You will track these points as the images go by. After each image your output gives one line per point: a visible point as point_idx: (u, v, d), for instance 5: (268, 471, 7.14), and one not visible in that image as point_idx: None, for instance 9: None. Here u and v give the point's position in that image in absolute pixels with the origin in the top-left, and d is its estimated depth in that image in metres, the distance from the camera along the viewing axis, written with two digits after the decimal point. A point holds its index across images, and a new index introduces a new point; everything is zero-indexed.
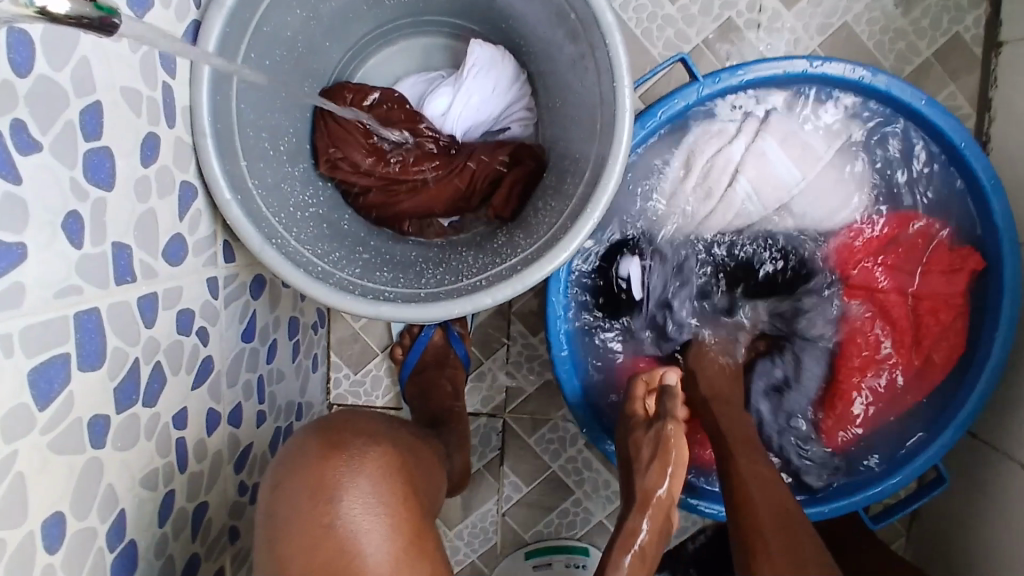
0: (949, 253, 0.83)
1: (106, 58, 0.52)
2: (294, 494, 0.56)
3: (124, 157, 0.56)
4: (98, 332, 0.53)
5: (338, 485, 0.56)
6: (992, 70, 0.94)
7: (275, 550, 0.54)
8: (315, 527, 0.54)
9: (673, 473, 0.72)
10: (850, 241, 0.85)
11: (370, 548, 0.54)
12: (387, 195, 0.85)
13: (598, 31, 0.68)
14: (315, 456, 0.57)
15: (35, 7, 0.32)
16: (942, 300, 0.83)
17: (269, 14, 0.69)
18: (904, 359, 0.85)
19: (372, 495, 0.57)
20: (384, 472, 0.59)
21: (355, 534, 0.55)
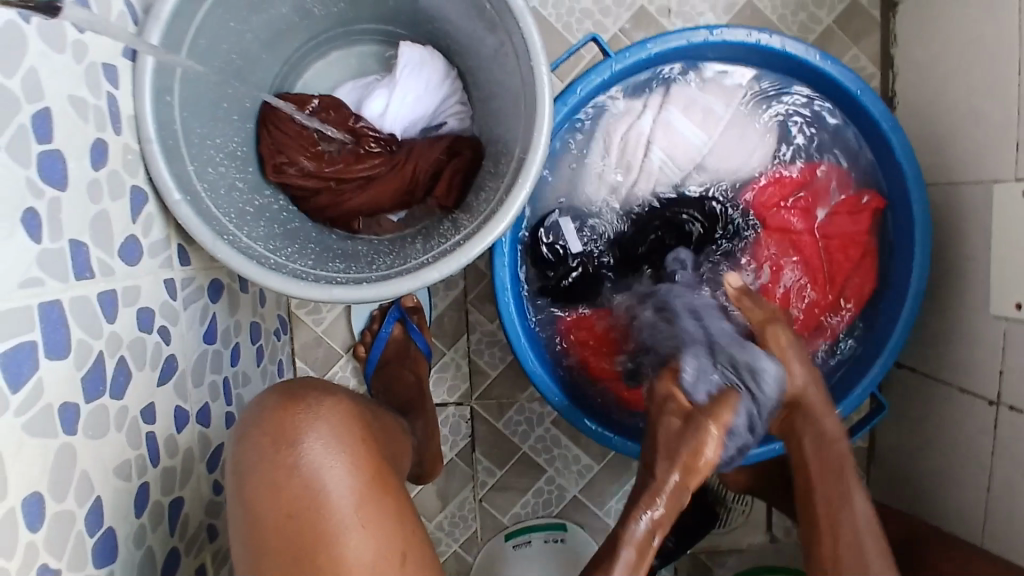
0: (852, 198, 0.90)
1: (54, 69, 0.56)
2: (256, 446, 0.59)
3: (75, 160, 0.59)
4: (62, 323, 0.56)
5: (298, 430, 0.59)
6: (888, 30, 1.02)
7: (243, 497, 0.58)
8: (280, 472, 0.58)
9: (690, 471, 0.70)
10: (761, 188, 0.90)
11: (335, 484, 0.58)
12: (336, 195, 0.89)
13: (512, 16, 0.74)
14: (274, 408, 0.61)
15: None
16: (851, 237, 0.90)
17: (204, 27, 0.74)
18: (821, 298, 0.91)
19: (332, 437, 0.60)
20: (343, 418, 0.62)
21: (317, 471, 0.58)
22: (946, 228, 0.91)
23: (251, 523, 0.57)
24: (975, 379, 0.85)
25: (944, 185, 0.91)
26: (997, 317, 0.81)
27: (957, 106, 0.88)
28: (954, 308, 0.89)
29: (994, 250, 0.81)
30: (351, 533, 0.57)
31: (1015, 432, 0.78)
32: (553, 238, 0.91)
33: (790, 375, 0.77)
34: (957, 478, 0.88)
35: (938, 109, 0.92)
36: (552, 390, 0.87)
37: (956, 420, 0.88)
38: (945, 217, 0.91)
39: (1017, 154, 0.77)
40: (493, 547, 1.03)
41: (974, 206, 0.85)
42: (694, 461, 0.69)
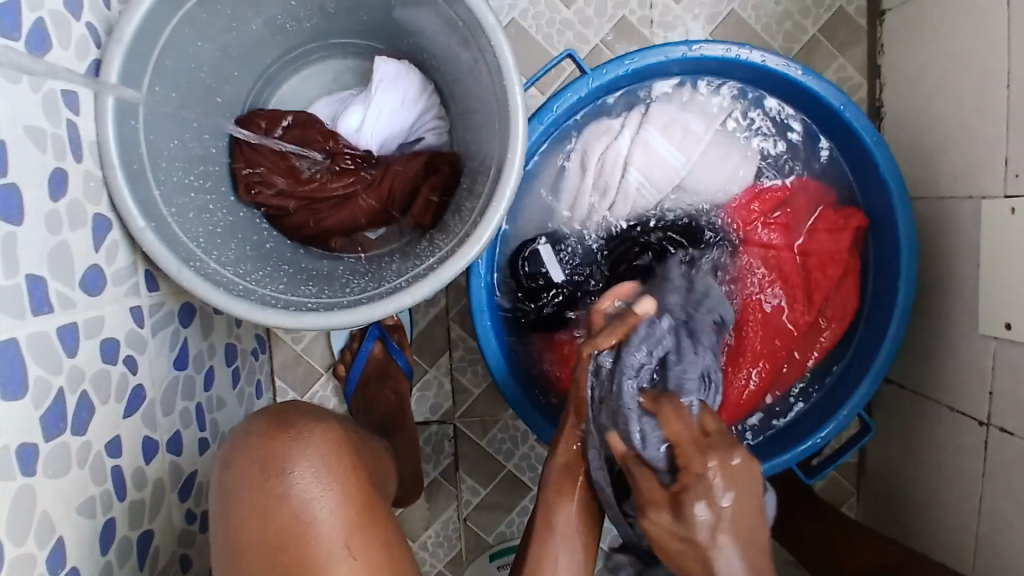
0: (833, 214, 0.88)
1: (10, 99, 0.54)
2: (245, 473, 0.57)
3: (32, 192, 0.57)
4: (19, 362, 0.54)
5: (288, 458, 0.57)
6: (874, 40, 1.01)
7: (231, 526, 0.56)
8: (268, 501, 0.56)
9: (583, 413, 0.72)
10: (742, 206, 0.88)
11: (322, 514, 0.56)
12: (311, 214, 0.87)
13: (484, 34, 0.72)
14: (262, 434, 0.59)
15: None
16: (829, 256, 0.87)
17: (171, 47, 0.72)
18: (800, 318, 0.88)
19: (323, 464, 0.58)
20: (334, 443, 0.60)
21: (306, 503, 0.56)
22: (935, 242, 0.89)
23: (238, 553, 0.55)
24: (965, 398, 0.83)
25: (931, 199, 0.89)
26: (987, 336, 0.79)
27: (947, 119, 0.86)
28: (942, 325, 0.87)
29: (982, 268, 0.79)
30: (339, 565, 0.55)
31: (1005, 455, 0.77)
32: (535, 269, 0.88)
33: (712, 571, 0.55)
34: (948, 498, 0.87)
35: (925, 122, 0.90)
36: (532, 414, 0.85)
37: (946, 438, 0.87)
38: (933, 231, 0.90)
39: (1004, 172, 0.76)
40: (478, 568, 1.02)
41: (960, 222, 0.84)
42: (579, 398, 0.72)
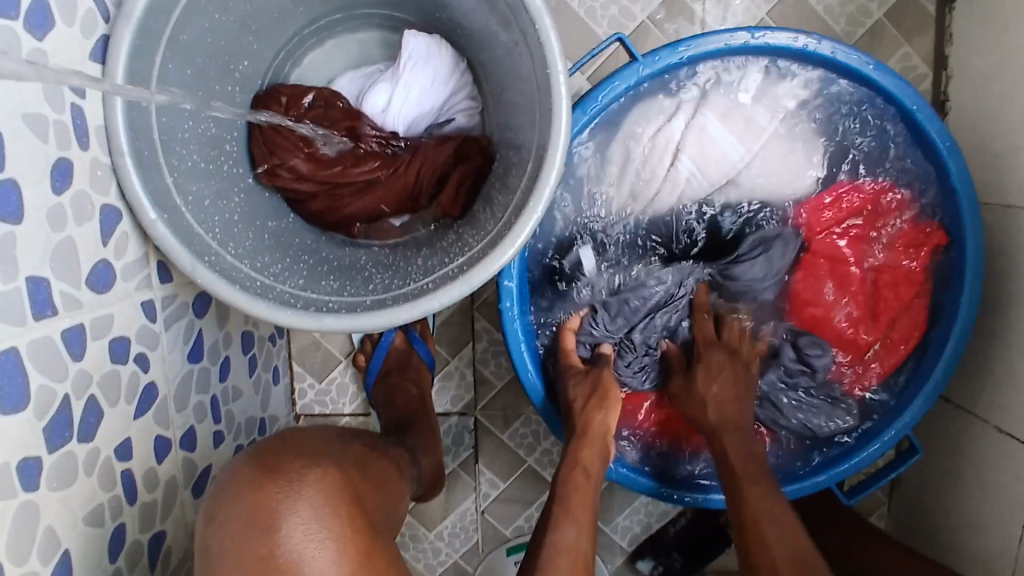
0: (912, 229, 0.82)
1: (4, 87, 0.49)
2: (232, 525, 0.54)
3: (32, 186, 0.53)
4: (20, 372, 0.51)
5: (276, 515, 0.54)
6: (943, 27, 0.92)
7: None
8: (257, 558, 0.53)
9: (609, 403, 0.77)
10: (811, 212, 0.83)
11: (316, 571, 0.53)
12: (333, 200, 0.82)
13: (528, 16, 0.65)
14: (250, 485, 0.55)
15: None
16: (901, 274, 0.82)
17: (185, 21, 0.66)
18: (860, 336, 0.84)
19: (314, 520, 0.55)
20: (326, 492, 0.57)
21: (297, 563, 0.53)
22: (998, 255, 0.83)
23: None
24: (1017, 422, 0.78)
25: (998, 205, 0.82)
26: None
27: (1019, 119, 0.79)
28: (1001, 343, 0.81)
29: None
30: None
31: None
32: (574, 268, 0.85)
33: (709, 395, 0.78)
34: (986, 523, 0.82)
35: (994, 123, 0.83)
36: None
37: (994, 461, 0.82)
38: (997, 240, 0.83)
39: None
40: (494, 562, 1.00)
41: None
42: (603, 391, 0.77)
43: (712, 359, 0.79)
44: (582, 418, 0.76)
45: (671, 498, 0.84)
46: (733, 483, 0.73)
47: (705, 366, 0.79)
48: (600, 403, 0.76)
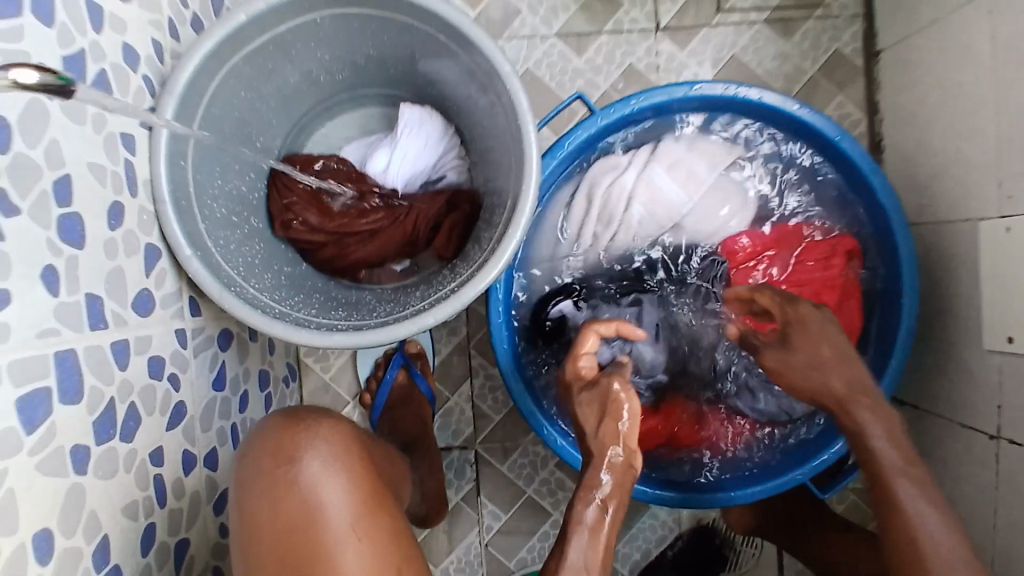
0: (822, 245, 0.92)
1: (74, 141, 0.62)
2: (258, 462, 0.57)
3: (93, 221, 0.65)
4: (76, 371, 0.61)
5: (297, 447, 0.57)
6: (871, 78, 1.04)
7: (242, 510, 0.55)
8: (279, 490, 0.55)
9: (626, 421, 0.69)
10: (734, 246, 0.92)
11: (332, 499, 0.55)
12: (341, 248, 0.94)
13: (500, 79, 0.79)
14: (276, 427, 0.59)
15: (8, 78, 0.40)
16: (822, 286, 0.90)
17: (217, 96, 0.80)
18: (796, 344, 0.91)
19: (332, 455, 0.58)
20: (342, 437, 0.61)
21: (317, 487, 0.55)
22: (938, 268, 0.92)
23: (249, 536, 0.54)
24: (973, 414, 0.87)
25: (933, 223, 0.93)
26: (989, 352, 0.84)
27: (942, 148, 0.90)
28: (953, 346, 0.90)
29: (985, 286, 0.83)
30: (346, 548, 0.54)
31: (1016, 465, 0.81)
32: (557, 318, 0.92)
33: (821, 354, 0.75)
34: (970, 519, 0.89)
35: (923, 154, 0.94)
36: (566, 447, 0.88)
37: (968, 458, 0.89)
38: (935, 256, 0.93)
39: (999, 192, 0.81)
40: None
41: (962, 243, 0.87)
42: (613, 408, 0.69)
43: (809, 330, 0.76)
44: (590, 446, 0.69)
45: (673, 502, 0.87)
46: (881, 479, 0.69)
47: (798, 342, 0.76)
48: (603, 426, 0.69)
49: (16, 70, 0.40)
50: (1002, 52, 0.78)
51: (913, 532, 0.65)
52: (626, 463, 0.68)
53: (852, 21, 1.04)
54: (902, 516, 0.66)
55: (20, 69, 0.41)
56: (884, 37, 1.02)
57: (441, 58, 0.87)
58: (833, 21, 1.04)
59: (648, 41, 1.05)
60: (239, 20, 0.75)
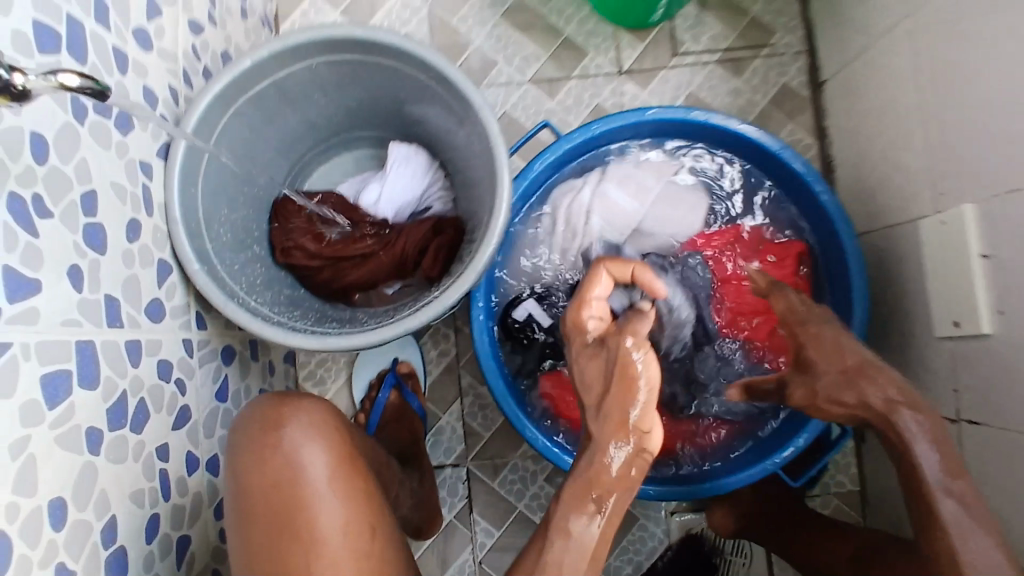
0: (775, 248, 0.99)
1: (99, 161, 0.71)
2: (245, 428, 0.61)
3: (113, 232, 0.73)
4: (93, 360, 0.68)
5: (283, 416, 0.61)
6: (818, 107, 1.14)
7: (230, 471, 0.59)
8: (264, 452, 0.59)
9: (642, 398, 0.61)
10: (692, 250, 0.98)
11: (313, 464, 0.58)
12: (337, 271, 1.02)
13: (474, 111, 0.89)
14: (266, 400, 0.63)
15: (57, 81, 0.50)
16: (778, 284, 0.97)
17: (224, 134, 0.90)
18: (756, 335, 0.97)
19: (314, 424, 0.61)
20: (326, 411, 0.64)
21: (300, 450, 0.59)
22: (892, 271, 0.99)
23: (237, 494, 0.58)
24: (935, 403, 0.92)
25: (883, 230, 1.00)
26: (942, 340, 0.90)
27: (883, 160, 0.99)
28: (912, 341, 0.96)
29: (930, 278, 0.90)
30: (324, 505, 0.57)
31: (977, 446, 0.85)
32: (525, 319, 0.96)
33: (852, 366, 0.76)
34: None
35: (869, 167, 1.03)
36: (553, 449, 0.90)
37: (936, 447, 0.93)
38: (888, 260, 1.00)
39: (934, 192, 0.89)
40: None
41: (907, 244, 0.95)
42: (624, 380, 0.62)
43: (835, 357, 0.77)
44: (598, 435, 0.62)
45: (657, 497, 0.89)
46: (920, 496, 0.69)
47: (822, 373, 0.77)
48: (619, 418, 0.61)
49: (63, 74, 0.50)
50: (925, 68, 0.88)
51: (956, 553, 0.66)
52: (634, 455, 0.61)
53: (796, 57, 1.15)
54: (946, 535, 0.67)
55: (66, 74, 0.50)
56: (826, 69, 1.11)
57: (430, 104, 0.98)
58: (779, 58, 1.15)
59: (612, 83, 1.15)
60: (246, 65, 0.86)
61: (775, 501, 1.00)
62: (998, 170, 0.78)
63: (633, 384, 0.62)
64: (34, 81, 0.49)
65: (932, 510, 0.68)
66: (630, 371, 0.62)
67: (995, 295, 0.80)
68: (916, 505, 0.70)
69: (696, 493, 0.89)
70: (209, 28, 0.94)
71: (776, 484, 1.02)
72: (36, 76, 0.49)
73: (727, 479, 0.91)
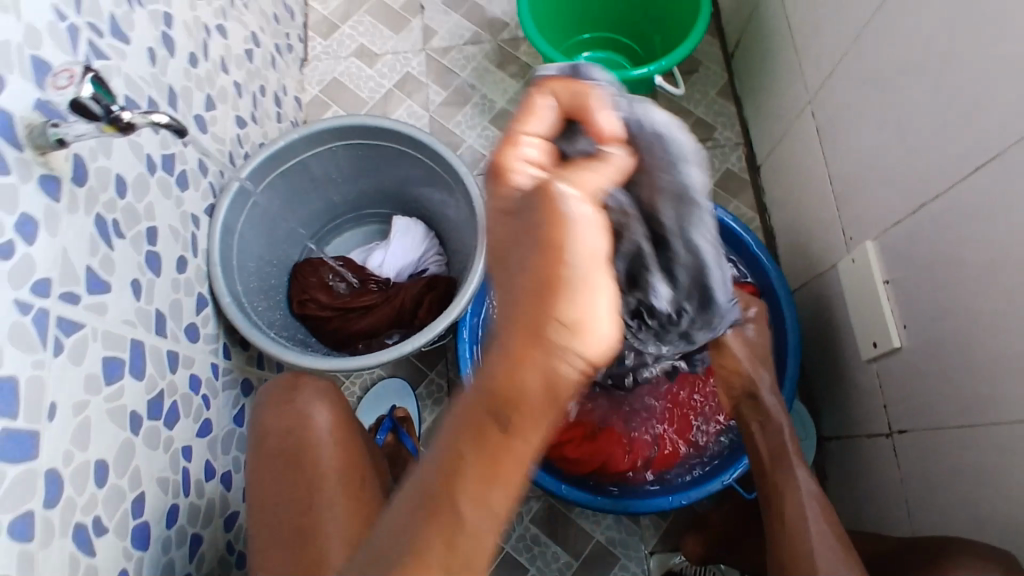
0: None
1: (162, 206, 0.90)
2: (270, 392, 0.80)
3: (166, 262, 0.90)
4: (142, 357, 0.82)
5: (298, 384, 0.80)
6: (757, 186, 1.34)
7: (257, 421, 0.78)
8: (283, 407, 0.78)
9: (582, 267, 0.46)
10: None
11: (320, 425, 0.76)
12: (344, 321, 1.18)
13: (462, 180, 1.08)
14: (286, 374, 0.83)
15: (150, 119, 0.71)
16: None
17: (259, 203, 1.10)
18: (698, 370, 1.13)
19: (324, 390, 0.80)
20: (333, 384, 0.83)
21: (310, 406, 0.77)
22: (824, 313, 1.14)
23: (261, 438, 0.76)
24: (873, 423, 1.03)
25: (815, 279, 1.16)
26: (869, 362, 1.02)
27: (808, 219, 1.17)
28: (848, 371, 1.08)
29: (852, 310, 1.05)
30: (326, 449, 0.75)
31: (909, 454, 0.95)
32: None
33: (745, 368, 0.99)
34: (892, 522, 1.00)
35: (800, 228, 1.20)
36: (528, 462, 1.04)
37: (880, 464, 1.02)
38: (820, 304, 1.15)
39: (846, 239, 1.06)
40: None
41: (831, 286, 1.10)
42: (552, 238, 0.47)
43: (728, 344, 0.98)
44: (512, 338, 0.46)
45: (612, 507, 1.01)
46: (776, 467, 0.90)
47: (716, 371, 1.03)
48: (540, 312, 0.46)
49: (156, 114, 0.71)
50: (828, 139, 1.09)
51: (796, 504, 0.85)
52: (555, 361, 0.46)
53: (735, 147, 1.37)
54: (793, 498, 0.86)
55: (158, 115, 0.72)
56: (759, 156, 1.33)
57: (427, 182, 1.18)
58: (721, 149, 1.37)
59: None
60: (282, 144, 1.07)
61: (739, 526, 1.08)
62: (888, 209, 0.95)
63: (562, 219, 0.47)
64: (136, 118, 0.69)
65: (788, 474, 0.89)
66: (561, 241, 0.46)
67: (900, 312, 0.94)
68: (773, 475, 0.90)
69: (633, 507, 1.00)
70: (251, 123, 1.18)
71: (741, 511, 1.10)
72: (137, 114, 0.69)
73: (671, 496, 1.01)
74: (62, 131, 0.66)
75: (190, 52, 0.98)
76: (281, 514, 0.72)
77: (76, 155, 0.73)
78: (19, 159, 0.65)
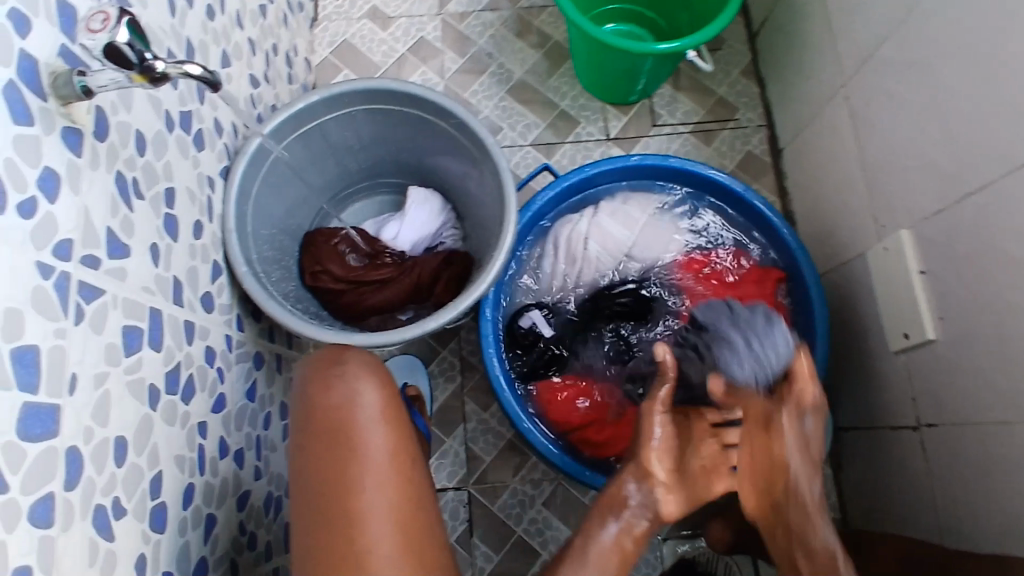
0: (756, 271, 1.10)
1: (178, 167, 0.84)
2: (315, 366, 0.77)
3: (183, 226, 0.85)
4: (160, 327, 0.77)
5: (341, 360, 0.76)
6: (779, 170, 1.32)
7: (302, 394, 0.75)
8: (327, 385, 0.74)
9: (657, 460, 0.75)
10: (680, 268, 1.12)
11: (366, 417, 0.72)
12: (358, 295, 1.13)
13: (490, 152, 1.03)
14: (329, 349, 0.79)
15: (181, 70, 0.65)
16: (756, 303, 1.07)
17: (274, 168, 1.04)
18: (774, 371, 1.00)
19: (368, 368, 0.76)
20: (375, 359, 0.79)
21: (356, 384, 0.74)
22: (850, 301, 1.13)
23: (306, 412, 0.73)
24: (899, 413, 1.03)
25: (840, 266, 1.15)
26: (897, 353, 1.02)
27: (835, 206, 1.16)
28: (873, 360, 1.08)
29: (880, 298, 1.04)
30: (372, 428, 0.71)
31: (936, 444, 0.95)
32: (529, 326, 1.10)
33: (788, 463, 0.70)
34: (916, 512, 0.99)
35: (825, 213, 1.19)
36: (540, 442, 1.00)
37: (905, 454, 1.02)
38: (845, 291, 1.14)
39: (877, 226, 1.05)
40: None
41: (859, 273, 1.09)
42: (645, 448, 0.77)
43: (780, 424, 0.71)
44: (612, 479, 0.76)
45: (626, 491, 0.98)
46: None
47: (748, 449, 0.74)
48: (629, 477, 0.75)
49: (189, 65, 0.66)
50: (861, 124, 1.07)
51: None
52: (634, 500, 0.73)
53: (757, 130, 1.35)
54: None
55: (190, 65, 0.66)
56: (783, 138, 1.31)
57: (447, 152, 1.13)
58: (743, 131, 1.35)
59: (602, 147, 1.34)
60: (300, 106, 1.01)
61: None
62: (926, 198, 0.94)
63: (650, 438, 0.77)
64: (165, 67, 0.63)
65: None
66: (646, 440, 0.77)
67: (934, 302, 0.93)
68: None
69: None
70: (264, 83, 1.12)
71: None
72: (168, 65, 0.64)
73: None
74: (88, 80, 0.61)
75: (207, 4, 0.92)
76: (319, 490, 0.68)
77: (98, 108, 0.68)
78: (43, 108, 0.60)
